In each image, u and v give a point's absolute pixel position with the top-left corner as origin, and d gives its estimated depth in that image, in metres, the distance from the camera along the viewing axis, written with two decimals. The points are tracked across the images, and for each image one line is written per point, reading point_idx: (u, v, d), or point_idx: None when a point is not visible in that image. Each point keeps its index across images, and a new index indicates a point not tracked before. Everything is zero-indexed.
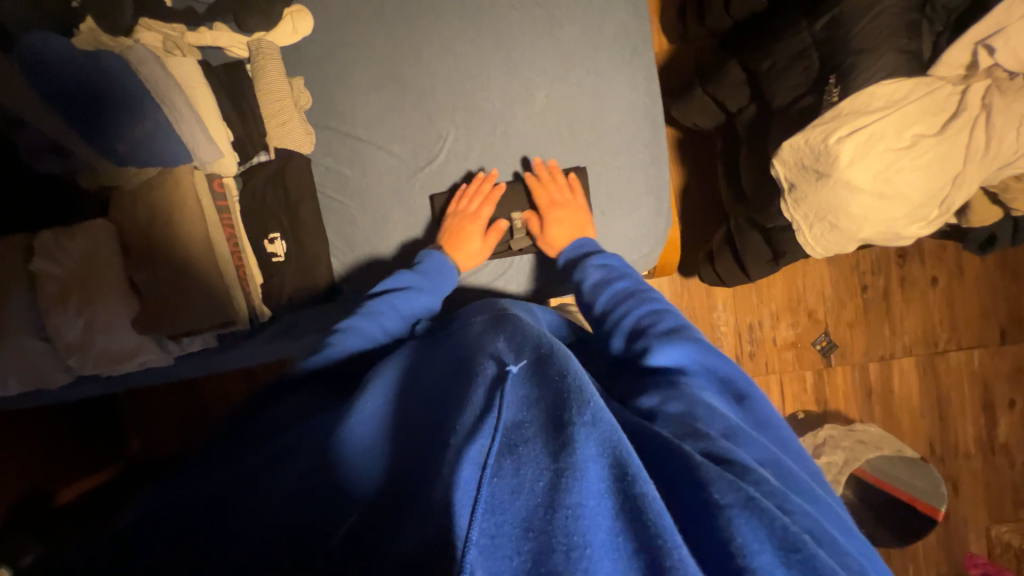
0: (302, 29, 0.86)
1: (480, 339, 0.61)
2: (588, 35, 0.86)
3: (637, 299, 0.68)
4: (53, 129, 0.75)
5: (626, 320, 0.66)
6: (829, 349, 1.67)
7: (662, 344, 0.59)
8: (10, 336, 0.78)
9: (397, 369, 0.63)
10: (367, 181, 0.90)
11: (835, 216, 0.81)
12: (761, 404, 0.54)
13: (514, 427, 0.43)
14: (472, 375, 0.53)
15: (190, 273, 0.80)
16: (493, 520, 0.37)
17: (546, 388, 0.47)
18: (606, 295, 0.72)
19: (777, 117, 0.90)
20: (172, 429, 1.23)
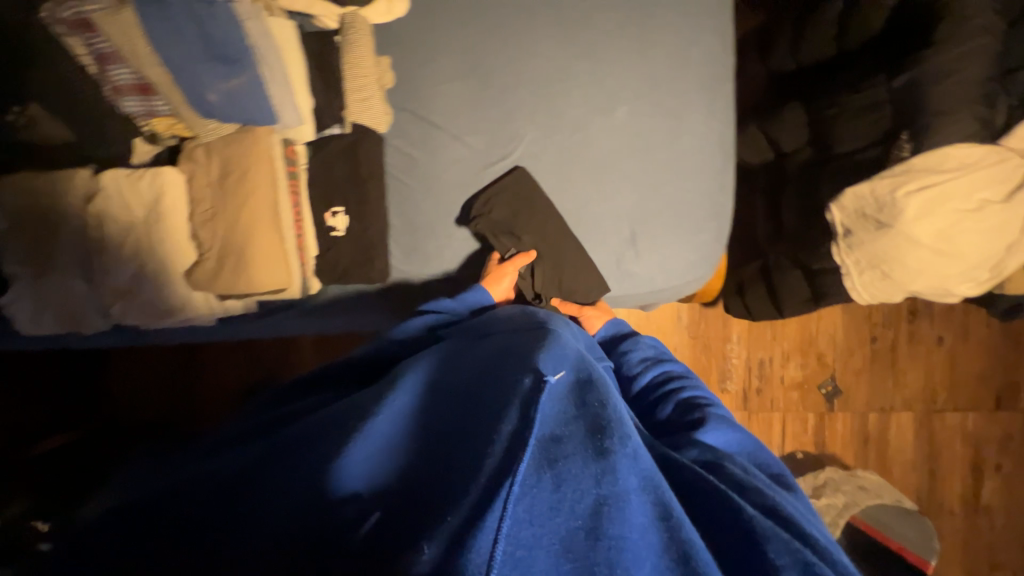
0: (396, 9, 0.85)
1: (517, 341, 0.60)
2: (676, 59, 0.88)
3: (686, 379, 0.74)
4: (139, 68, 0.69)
5: (673, 389, 0.72)
6: (833, 394, 1.71)
7: (714, 421, 0.64)
8: (57, 276, 0.77)
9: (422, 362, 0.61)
10: (437, 168, 0.90)
11: (887, 267, 0.85)
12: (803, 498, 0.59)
13: (552, 440, 0.46)
14: (507, 383, 0.52)
15: (257, 240, 0.77)
16: (532, 530, 0.40)
17: (586, 412, 0.49)
18: (655, 363, 0.77)
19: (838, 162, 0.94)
20: (162, 389, 1.20)
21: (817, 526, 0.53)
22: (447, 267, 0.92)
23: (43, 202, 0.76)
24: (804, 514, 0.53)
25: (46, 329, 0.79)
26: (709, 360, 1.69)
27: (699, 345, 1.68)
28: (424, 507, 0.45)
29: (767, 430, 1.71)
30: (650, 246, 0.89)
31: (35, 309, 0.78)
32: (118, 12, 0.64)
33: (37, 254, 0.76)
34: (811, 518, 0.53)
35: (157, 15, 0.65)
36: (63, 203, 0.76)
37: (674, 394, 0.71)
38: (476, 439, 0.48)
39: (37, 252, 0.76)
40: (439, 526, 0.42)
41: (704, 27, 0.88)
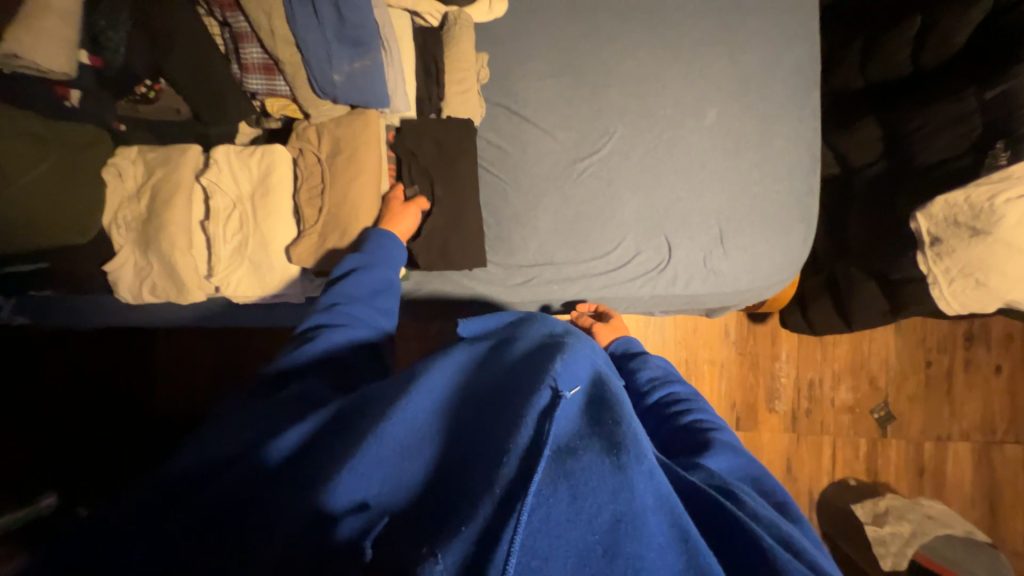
0: (497, 9, 0.90)
1: (536, 346, 0.53)
2: (765, 66, 0.90)
3: (693, 402, 0.70)
4: (270, 46, 0.72)
5: (677, 411, 0.68)
6: (885, 420, 1.66)
7: (718, 447, 0.60)
8: (160, 245, 0.77)
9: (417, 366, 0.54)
10: (526, 161, 0.92)
11: (983, 275, 0.84)
12: (812, 533, 0.54)
13: (566, 452, 0.41)
14: (521, 395, 0.46)
15: (361, 217, 0.79)
16: (546, 544, 0.36)
17: (603, 429, 0.43)
18: (659, 384, 0.73)
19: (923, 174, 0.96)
20: (207, 378, 1.16)
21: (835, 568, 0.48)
22: (532, 258, 0.91)
23: (159, 172, 0.78)
24: (820, 552, 0.49)
25: (145, 298, 0.81)
26: (758, 378, 1.66)
27: (748, 362, 1.65)
28: (431, 521, 0.40)
29: (817, 455, 1.64)
30: (738, 244, 0.90)
31: (139, 277, 0.79)
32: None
33: (147, 223, 0.78)
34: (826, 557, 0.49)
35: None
36: (177, 175, 0.78)
37: (677, 418, 0.67)
38: (487, 457, 0.42)
39: (147, 221, 0.78)
40: (449, 535, 0.37)
41: (793, 37, 0.92)
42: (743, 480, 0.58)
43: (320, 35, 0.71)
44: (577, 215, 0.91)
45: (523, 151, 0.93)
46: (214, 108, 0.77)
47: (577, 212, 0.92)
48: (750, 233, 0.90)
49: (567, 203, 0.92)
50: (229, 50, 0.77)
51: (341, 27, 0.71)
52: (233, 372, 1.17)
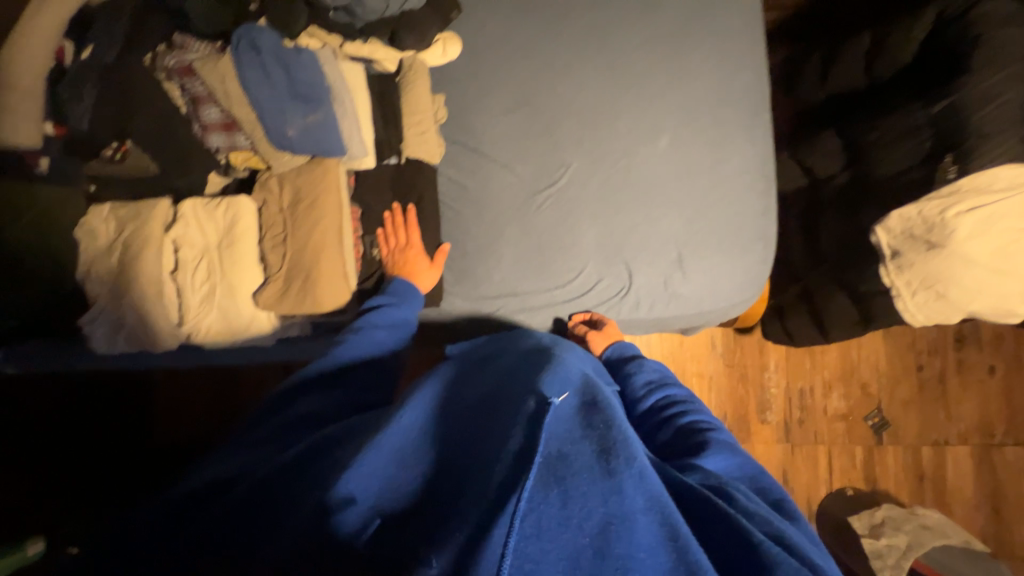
0: (450, 51, 0.93)
1: (527, 356, 0.55)
2: (714, 91, 0.93)
3: (690, 404, 0.71)
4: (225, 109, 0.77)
5: (673, 413, 0.69)
6: (880, 426, 1.64)
7: (716, 446, 0.61)
8: (133, 297, 0.81)
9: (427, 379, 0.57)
10: (486, 195, 0.94)
11: (943, 286, 0.85)
12: (808, 527, 0.54)
13: (557, 459, 0.42)
14: (512, 403, 0.47)
15: (324, 262, 0.82)
16: (538, 544, 0.38)
17: (594, 434, 0.44)
18: (656, 387, 0.74)
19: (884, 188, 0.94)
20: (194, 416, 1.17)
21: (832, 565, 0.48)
22: (496, 290, 0.93)
23: (127, 227, 0.82)
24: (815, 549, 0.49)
25: (118, 348, 0.83)
26: (747, 390, 1.64)
27: (736, 374, 1.64)
28: (431, 518, 0.43)
29: (813, 465, 1.62)
30: (697, 267, 0.91)
31: (113, 328, 0.82)
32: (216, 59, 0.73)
33: (118, 278, 0.81)
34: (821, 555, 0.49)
35: (250, 58, 0.73)
36: (143, 226, 0.81)
37: (673, 421, 0.68)
38: (482, 456, 0.44)
39: (118, 275, 0.81)
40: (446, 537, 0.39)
41: (741, 61, 0.94)
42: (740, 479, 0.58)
43: (274, 93, 0.74)
44: (539, 245, 0.93)
45: (481, 181, 0.94)
46: (185, 165, 0.82)
47: (537, 242, 0.93)
48: (710, 255, 0.91)
49: (527, 233, 0.93)
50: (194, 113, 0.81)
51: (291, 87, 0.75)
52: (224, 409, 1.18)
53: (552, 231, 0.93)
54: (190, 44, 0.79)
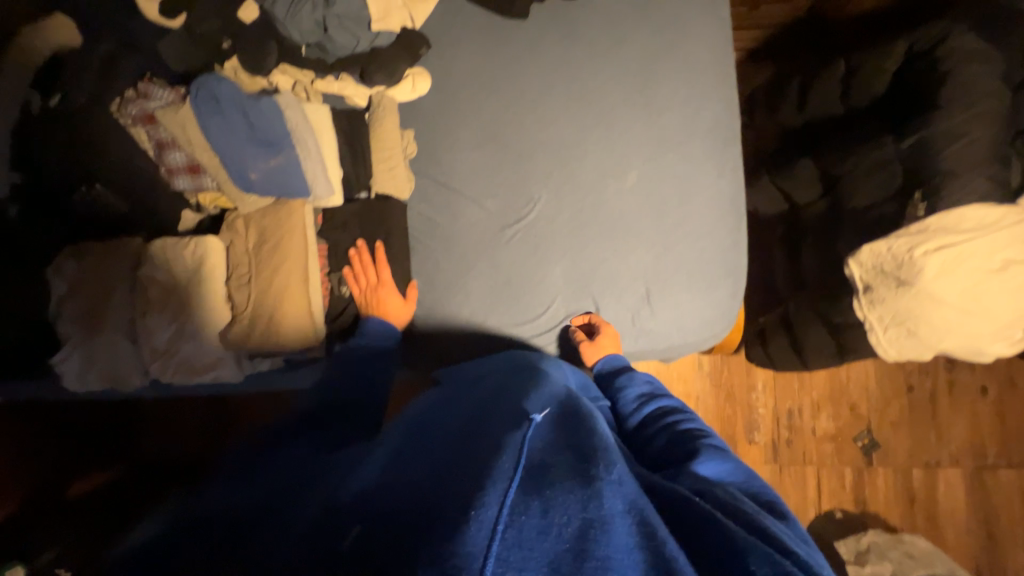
0: (420, 86, 0.95)
1: (509, 390, 0.66)
2: (682, 126, 0.93)
3: (681, 412, 0.72)
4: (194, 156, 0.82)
5: (663, 422, 0.71)
6: (870, 448, 1.62)
7: (707, 451, 0.62)
8: (105, 333, 0.83)
9: (438, 409, 0.68)
10: (455, 229, 0.94)
11: (913, 323, 0.84)
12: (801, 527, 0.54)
13: (540, 469, 0.46)
14: (498, 426, 0.54)
15: (288, 299, 0.83)
16: (521, 552, 0.38)
17: (572, 450, 0.50)
18: (647, 398, 0.77)
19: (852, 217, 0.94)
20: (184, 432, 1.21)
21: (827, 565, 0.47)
22: (465, 326, 0.94)
23: (96, 265, 0.83)
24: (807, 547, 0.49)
25: (89, 386, 0.85)
26: (735, 410, 1.63)
27: (723, 394, 1.63)
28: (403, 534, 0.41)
29: (801, 486, 1.61)
30: (664, 302, 0.91)
31: (85, 364, 0.83)
32: (175, 110, 0.77)
33: (88, 317, 0.83)
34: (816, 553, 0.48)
35: (208, 108, 0.76)
36: (111, 266, 0.83)
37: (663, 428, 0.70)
38: (481, 451, 0.50)
39: (89, 315, 0.83)
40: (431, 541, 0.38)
41: (710, 95, 0.94)
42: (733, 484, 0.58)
43: (232, 140, 0.78)
44: (507, 280, 0.93)
45: (451, 216, 0.94)
46: (153, 206, 0.85)
47: (505, 277, 0.93)
48: (678, 292, 0.91)
49: (496, 268, 0.93)
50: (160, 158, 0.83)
51: (249, 133, 0.78)
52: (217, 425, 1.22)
53: (521, 266, 0.93)
54: (154, 91, 0.81)
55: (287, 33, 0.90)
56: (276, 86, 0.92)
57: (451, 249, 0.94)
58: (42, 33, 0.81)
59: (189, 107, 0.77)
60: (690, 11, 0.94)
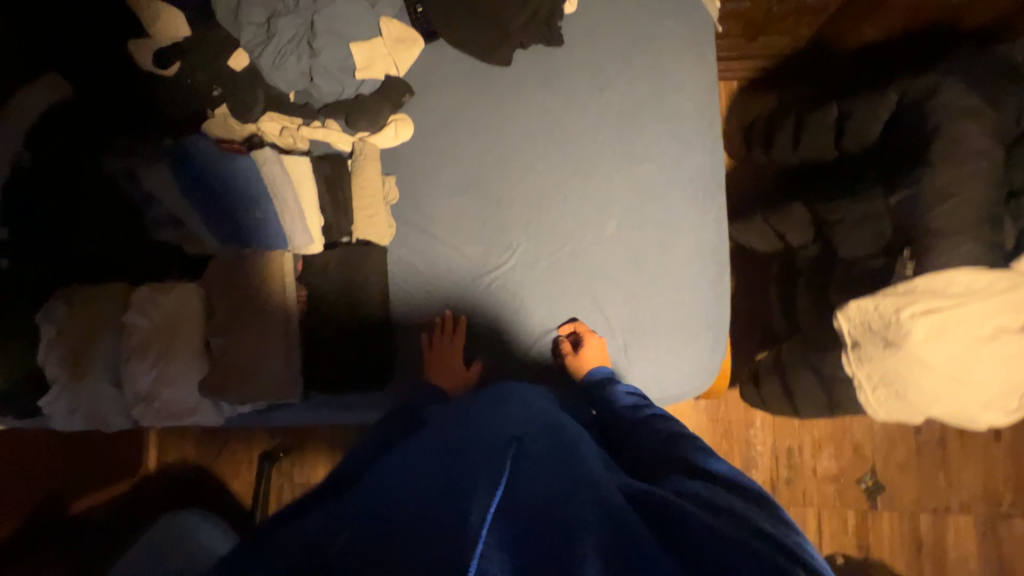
0: (403, 133, 0.96)
1: (499, 402, 0.71)
2: (663, 176, 0.92)
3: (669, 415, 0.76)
4: (179, 207, 0.85)
5: (653, 422, 0.73)
6: (875, 490, 1.55)
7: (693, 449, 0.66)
8: (88, 379, 0.85)
9: (437, 419, 0.72)
10: (436, 274, 0.95)
11: (901, 386, 0.81)
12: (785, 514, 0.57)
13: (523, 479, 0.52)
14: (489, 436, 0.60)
15: (263, 347, 0.86)
16: (510, 548, 0.43)
17: (553, 464, 0.56)
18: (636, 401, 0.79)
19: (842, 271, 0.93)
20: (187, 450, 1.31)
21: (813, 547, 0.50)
22: None
23: (81, 312, 0.85)
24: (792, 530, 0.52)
25: (75, 426, 0.88)
26: (731, 447, 1.58)
27: (719, 430, 1.58)
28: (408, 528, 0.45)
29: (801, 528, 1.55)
30: (642, 356, 0.91)
31: (70, 408, 0.86)
32: (149, 171, 0.84)
33: (73, 361, 0.85)
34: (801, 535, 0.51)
35: (184, 170, 0.84)
36: (96, 312, 0.85)
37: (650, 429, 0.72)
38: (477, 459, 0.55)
39: (72, 359, 0.85)
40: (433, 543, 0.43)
41: (693, 144, 0.93)
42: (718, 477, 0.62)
43: (208, 198, 0.85)
44: (486, 326, 0.93)
45: (432, 261, 0.95)
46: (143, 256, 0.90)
47: (486, 323, 0.93)
48: (659, 343, 0.91)
49: (476, 314, 0.93)
50: (148, 211, 0.87)
51: (224, 190, 0.84)
52: (216, 444, 1.31)
53: (502, 313, 0.93)
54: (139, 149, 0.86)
55: (276, 84, 0.93)
56: (261, 132, 0.94)
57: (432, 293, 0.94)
58: (37, 93, 0.85)
59: (166, 168, 0.84)
60: (675, 58, 0.94)
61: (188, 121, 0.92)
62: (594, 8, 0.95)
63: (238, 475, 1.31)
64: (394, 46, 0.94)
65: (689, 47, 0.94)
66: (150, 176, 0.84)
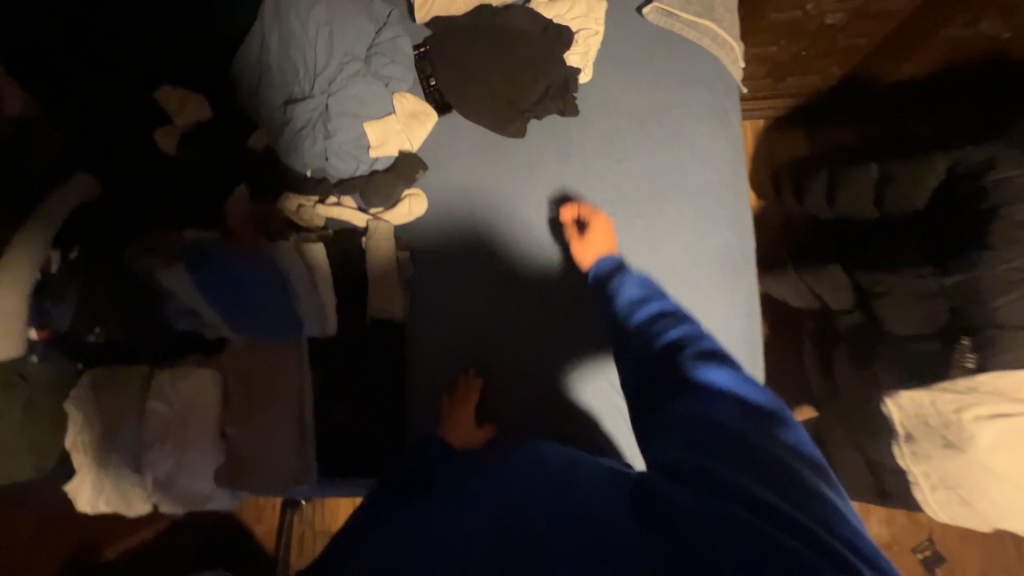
0: (416, 210, 0.93)
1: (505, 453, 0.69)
2: (688, 252, 0.87)
3: (677, 316, 0.69)
4: (195, 300, 0.86)
5: (658, 333, 0.67)
6: (934, 561, 1.40)
7: (702, 362, 0.62)
8: (112, 466, 0.87)
9: (449, 467, 0.70)
10: (448, 347, 0.91)
11: (967, 493, 0.76)
12: (798, 433, 0.57)
13: (522, 515, 0.52)
14: (490, 482, 0.60)
15: (277, 438, 0.86)
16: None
17: (553, 494, 0.55)
18: (653, 299, 0.72)
19: (889, 345, 0.85)
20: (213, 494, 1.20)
21: (830, 512, 0.48)
22: None
23: (105, 403, 0.87)
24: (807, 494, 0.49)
25: (100, 509, 0.90)
26: None
27: None
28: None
29: None
30: None
31: (96, 492, 0.88)
32: (168, 271, 0.86)
33: (99, 447, 0.87)
34: (816, 505, 0.48)
35: (197, 266, 0.85)
36: (118, 401, 0.87)
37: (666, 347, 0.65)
38: (483, 501, 0.56)
39: (98, 446, 0.87)
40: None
41: (718, 217, 0.88)
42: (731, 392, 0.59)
43: (225, 292, 0.86)
44: (504, 405, 0.89)
45: (444, 340, 0.91)
46: (167, 338, 0.92)
47: (506, 406, 0.89)
48: None
49: (493, 396, 0.89)
50: (168, 302, 0.88)
51: (241, 284, 0.86)
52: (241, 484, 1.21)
53: (521, 392, 0.89)
54: (157, 243, 0.88)
55: (292, 165, 0.93)
56: (283, 211, 0.93)
57: (444, 371, 0.90)
58: (63, 196, 0.87)
59: (181, 267, 0.85)
60: (697, 127, 0.90)
61: (211, 205, 0.94)
62: (612, 76, 0.92)
63: (260, 520, 1.18)
64: (407, 121, 0.93)
65: (713, 116, 0.90)
66: (169, 276, 0.86)
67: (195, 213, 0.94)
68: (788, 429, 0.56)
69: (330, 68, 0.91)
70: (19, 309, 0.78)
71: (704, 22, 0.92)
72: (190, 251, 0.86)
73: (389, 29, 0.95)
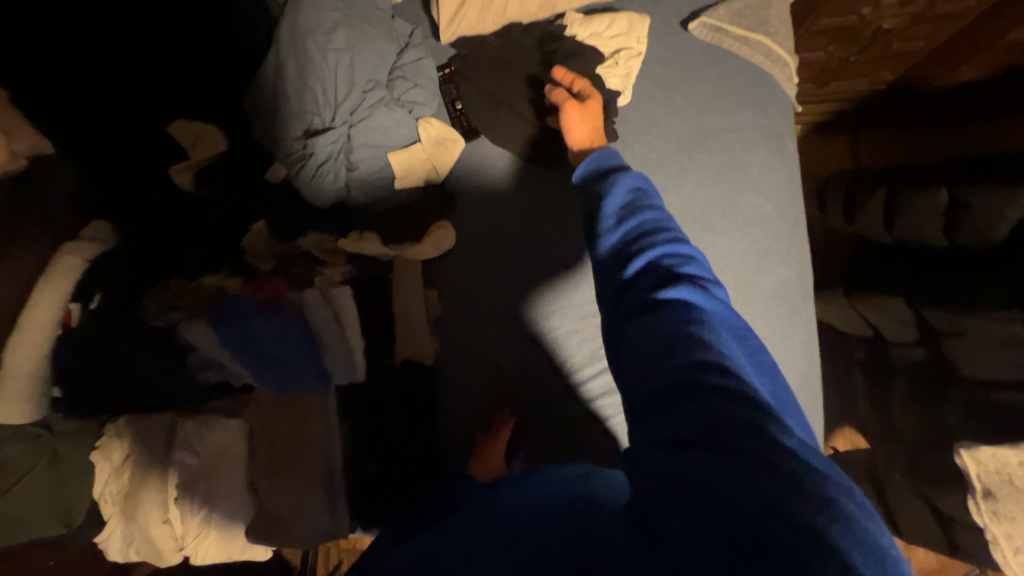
0: (444, 242, 0.87)
1: (518, 481, 0.66)
2: (742, 291, 0.80)
3: (659, 232, 0.56)
4: (219, 352, 0.83)
5: (635, 256, 0.55)
6: None
7: (679, 289, 0.50)
8: (140, 519, 0.84)
9: (478, 498, 0.67)
10: (481, 387, 0.86)
11: None
12: (775, 372, 0.49)
13: (522, 524, 0.54)
14: (512, 509, 0.58)
15: (308, 491, 0.82)
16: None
17: (553, 508, 0.54)
18: (628, 216, 0.59)
19: (958, 387, 0.83)
20: None
21: (801, 448, 0.41)
22: None
23: (135, 455, 0.85)
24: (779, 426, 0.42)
25: (132, 559, 0.87)
26: None
27: None
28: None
29: None
30: None
31: (126, 543, 0.85)
32: (189, 325, 0.82)
33: (128, 499, 0.84)
34: (804, 464, 0.40)
35: (221, 321, 0.82)
36: (147, 452, 0.85)
37: (638, 272, 0.54)
38: (512, 522, 0.55)
39: (126, 499, 0.84)
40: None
41: (773, 251, 0.82)
42: (708, 321, 0.48)
43: (249, 342, 0.82)
44: (541, 446, 0.86)
45: (477, 382, 0.86)
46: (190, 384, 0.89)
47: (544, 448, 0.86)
48: None
49: (530, 439, 0.86)
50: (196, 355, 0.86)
51: (270, 331, 0.82)
52: None
53: (559, 435, 0.86)
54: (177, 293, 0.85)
55: (314, 202, 0.88)
56: (306, 248, 0.88)
57: (478, 415, 0.86)
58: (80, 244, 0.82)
59: (204, 320, 0.82)
60: (748, 153, 0.84)
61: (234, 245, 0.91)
62: (654, 99, 0.86)
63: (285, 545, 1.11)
64: (433, 149, 0.87)
65: (763, 140, 0.85)
66: (191, 330, 0.83)
67: (216, 253, 0.90)
68: (764, 367, 0.49)
69: (351, 98, 0.85)
70: (30, 367, 0.75)
71: (757, 37, 0.86)
72: (211, 304, 0.83)
73: (412, 51, 0.88)
